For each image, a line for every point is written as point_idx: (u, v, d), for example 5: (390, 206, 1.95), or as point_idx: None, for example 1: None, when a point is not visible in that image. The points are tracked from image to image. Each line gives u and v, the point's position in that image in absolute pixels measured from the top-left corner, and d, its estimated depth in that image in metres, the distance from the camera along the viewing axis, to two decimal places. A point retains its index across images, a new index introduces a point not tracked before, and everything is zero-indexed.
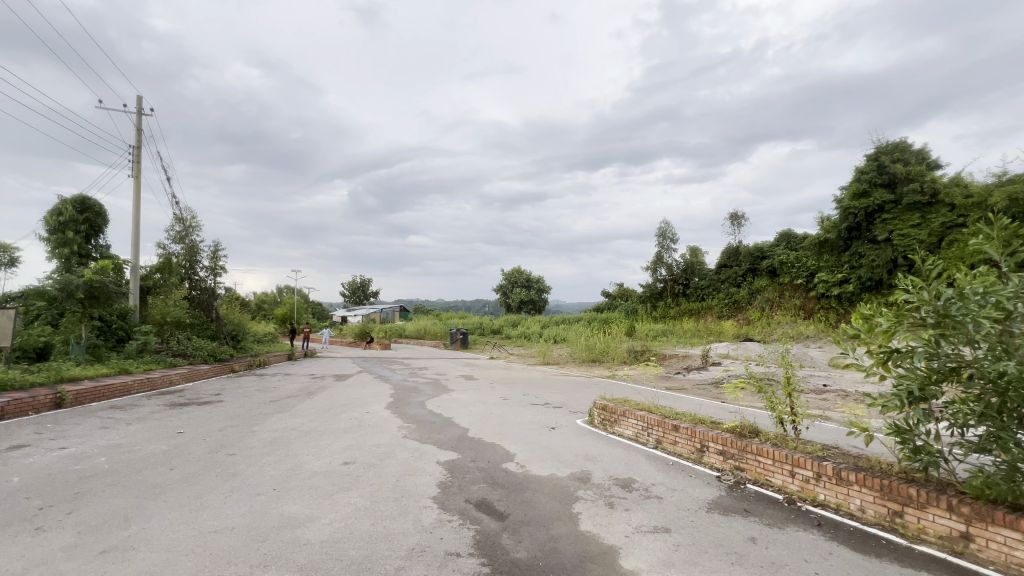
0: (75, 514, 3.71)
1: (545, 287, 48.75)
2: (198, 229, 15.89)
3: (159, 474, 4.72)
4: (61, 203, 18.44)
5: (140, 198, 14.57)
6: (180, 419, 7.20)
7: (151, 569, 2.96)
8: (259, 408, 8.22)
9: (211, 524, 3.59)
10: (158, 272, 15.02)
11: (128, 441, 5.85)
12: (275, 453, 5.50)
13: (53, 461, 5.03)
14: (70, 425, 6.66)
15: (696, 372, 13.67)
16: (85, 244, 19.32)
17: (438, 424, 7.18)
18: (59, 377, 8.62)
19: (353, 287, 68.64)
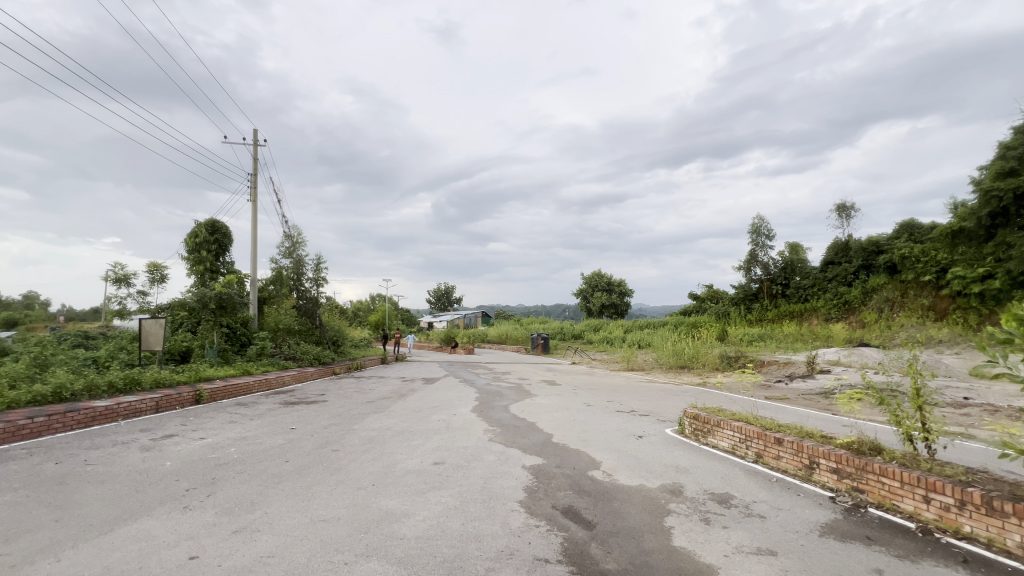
0: (213, 497, 4.27)
1: (627, 291, 47.35)
2: (304, 244, 17.63)
3: (277, 465, 5.28)
4: (197, 226, 21.46)
5: (257, 219, 16.53)
6: (293, 416, 8.01)
7: (273, 550, 3.30)
8: (357, 408, 8.89)
9: (320, 514, 3.93)
10: (272, 283, 16.46)
11: (252, 435, 6.62)
12: (373, 451, 5.90)
13: (195, 449, 5.84)
14: (207, 418, 7.68)
15: (801, 381, 12.41)
16: (215, 262, 22.27)
17: (522, 428, 7.25)
18: (198, 376, 9.99)
19: (438, 295, 71.89)
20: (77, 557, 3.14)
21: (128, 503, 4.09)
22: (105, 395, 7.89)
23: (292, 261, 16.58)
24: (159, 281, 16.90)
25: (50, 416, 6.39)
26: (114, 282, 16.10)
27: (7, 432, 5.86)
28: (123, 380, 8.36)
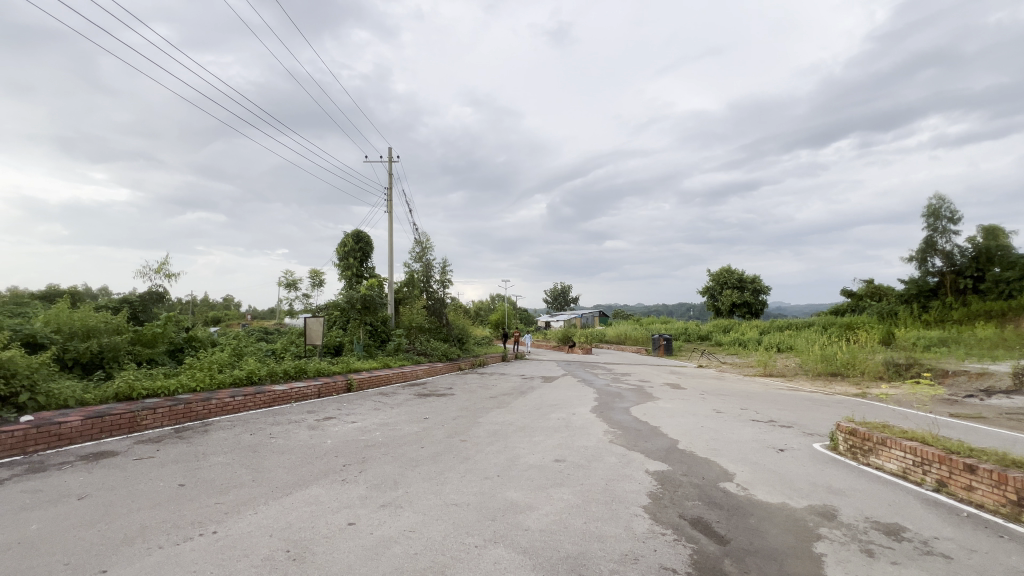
0: (364, 473, 4.88)
1: (762, 287, 42.75)
2: (431, 249, 19.21)
3: (415, 450, 5.84)
4: (345, 237, 24.65)
5: (392, 228, 18.43)
6: (426, 407, 8.80)
7: (414, 526, 3.67)
8: (482, 402, 9.43)
9: (452, 498, 4.26)
10: (405, 286, 18.28)
11: (393, 421, 7.42)
12: (497, 444, 6.20)
13: (349, 431, 6.73)
14: (357, 404, 8.80)
15: (1004, 398, 10.01)
16: (360, 267, 25.30)
17: (645, 432, 7.01)
18: (349, 368, 11.48)
19: (555, 294, 72.75)
20: (267, 512, 3.84)
21: (302, 472, 4.88)
22: (282, 380, 9.50)
23: (422, 265, 18.12)
24: (318, 285, 19.79)
25: (245, 396, 7.89)
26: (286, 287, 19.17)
27: (218, 406, 7.37)
28: (294, 368, 9.96)
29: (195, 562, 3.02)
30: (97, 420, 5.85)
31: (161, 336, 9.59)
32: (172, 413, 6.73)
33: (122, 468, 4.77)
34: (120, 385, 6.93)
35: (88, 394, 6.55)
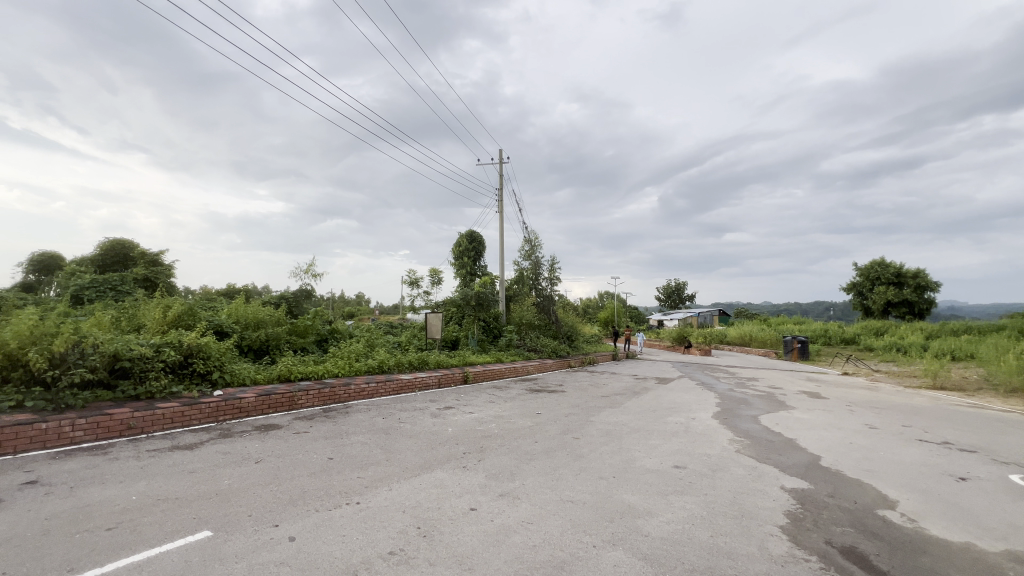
0: (482, 462, 5.11)
1: (928, 282, 35.93)
2: (540, 247, 19.46)
3: (529, 444, 5.96)
4: (460, 237, 26.08)
5: (503, 227, 19.03)
6: (538, 402, 8.94)
7: (532, 518, 3.75)
8: (593, 401, 9.29)
9: (568, 495, 4.26)
10: (516, 283, 18.79)
11: (507, 414, 7.67)
12: (611, 444, 6.06)
13: (467, 421, 7.10)
14: (473, 396, 9.26)
15: None
16: (473, 266, 26.54)
17: (778, 444, 6.31)
18: (465, 361, 12.13)
19: (669, 291, 69.07)
20: (401, 490, 4.22)
21: (428, 456, 5.27)
22: (407, 370, 10.36)
23: (531, 263, 18.39)
24: (436, 282, 21.23)
25: (377, 383, 8.76)
26: (408, 285, 20.83)
27: (355, 391, 8.30)
28: (417, 360, 10.80)
29: (344, 528, 3.42)
30: (266, 397, 6.95)
31: (311, 327, 11.06)
32: (321, 395, 7.73)
33: (285, 440, 5.60)
34: (282, 369, 8.15)
35: (259, 375, 7.81)
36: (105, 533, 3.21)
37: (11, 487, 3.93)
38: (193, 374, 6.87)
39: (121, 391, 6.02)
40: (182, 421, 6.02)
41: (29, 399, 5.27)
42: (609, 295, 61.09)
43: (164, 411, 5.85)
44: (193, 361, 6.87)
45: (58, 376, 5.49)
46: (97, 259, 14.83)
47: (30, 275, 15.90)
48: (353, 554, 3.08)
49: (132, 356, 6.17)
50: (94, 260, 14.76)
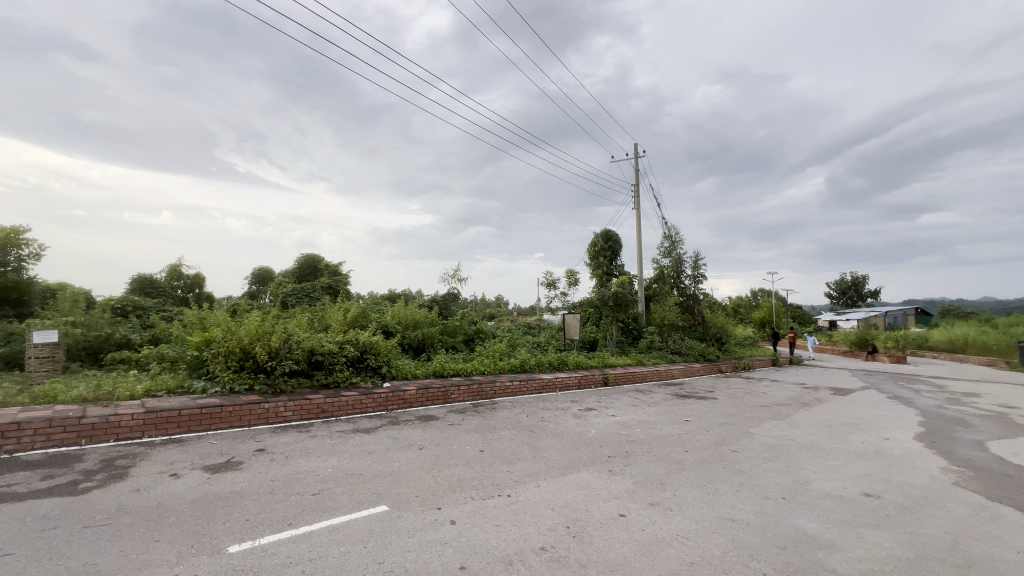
0: (629, 467, 4.95)
1: None
2: (682, 243, 18.26)
3: (679, 452, 5.60)
4: (595, 237, 25.80)
5: (640, 224, 18.30)
6: (686, 409, 8.35)
7: (687, 532, 3.50)
8: (752, 411, 8.35)
9: (728, 512, 3.88)
10: (656, 282, 17.90)
11: (653, 420, 7.31)
12: (777, 461, 5.35)
13: (610, 424, 6.96)
14: (615, 399, 9.04)
15: None
16: (610, 266, 26.01)
17: (1019, 479, 4.90)
18: (604, 363, 11.92)
19: (842, 286, 59.04)
20: (548, 488, 4.30)
21: (573, 456, 5.28)
22: (547, 370, 10.57)
23: (672, 260, 17.35)
24: (573, 283, 21.32)
25: (520, 381, 9.10)
26: (546, 286, 21.25)
27: (501, 388, 8.73)
28: (557, 360, 10.95)
29: (498, 518, 3.60)
30: (425, 390, 7.72)
31: (459, 328, 11.97)
32: (470, 390, 8.31)
33: (442, 430, 6.14)
34: (437, 365, 8.97)
35: (418, 370, 8.71)
36: (310, 497, 3.88)
37: (248, 452, 5.01)
38: (368, 367, 7.95)
39: (316, 380, 7.25)
40: (361, 408, 7.01)
41: (257, 383, 6.66)
42: (760, 295, 55.11)
43: (347, 398, 6.88)
44: (368, 357, 7.93)
45: (275, 366, 6.84)
46: (297, 271, 18.15)
47: (254, 286, 20.14)
48: (508, 544, 3.22)
49: (324, 351, 7.38)
50: (295, 273, 18.12)
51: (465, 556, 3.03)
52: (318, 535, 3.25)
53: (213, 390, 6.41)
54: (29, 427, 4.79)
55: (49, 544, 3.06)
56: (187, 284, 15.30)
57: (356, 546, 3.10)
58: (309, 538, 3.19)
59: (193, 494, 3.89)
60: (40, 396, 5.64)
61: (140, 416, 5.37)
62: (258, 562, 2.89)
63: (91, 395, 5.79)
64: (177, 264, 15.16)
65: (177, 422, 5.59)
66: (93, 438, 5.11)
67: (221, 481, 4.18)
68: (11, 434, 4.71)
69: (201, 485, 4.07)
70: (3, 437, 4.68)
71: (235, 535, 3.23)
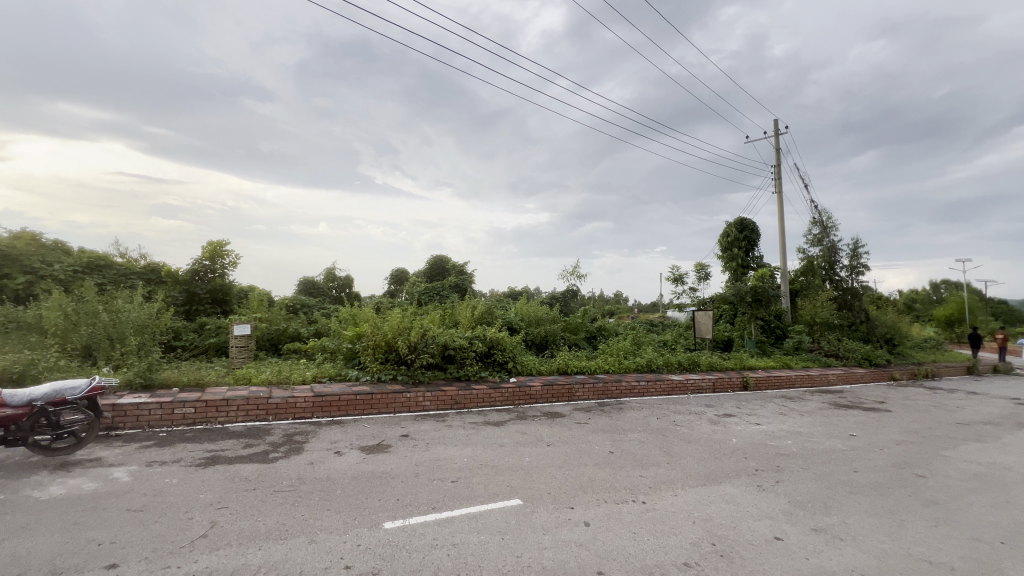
0: (783, 484, 4.38)
1: None
2: (837, 228, 15.79)
3: (846, 472, 4.80)
4: (727, 227, 23.54)
5: (782, 209, 16.25)
6: (851, 421, 7.16)
7: (865, 569, 2.96)
8: (944, 429, 6.84)
9: (922, 552, 3.20)
10: (803, 275, 15.76)
11: (808, 432, 6.40)
12: (988, 495, 4.28)
13: (755, 433, 6.27)
14: (758, 406, 8.13)
15: None
16: (746, 258, 23.52)
17: None
18: (742, 365, 10.83)
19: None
20: (686, 498, 4.00)
21: (713, 466, 4.86)
22: (676, 371, 9.93)
23: (824, 249, 15.13)
24: (703, 278, 19.76)
25: (647, 382, 8.68)
26: (671, 282, 20.07)
27: (627, 388, 8.43)
28: (688, 360, 10.23)
29: (634, 525, 3.44)
30: (549, 387, 7.77)
31: (581, 325, 11.86)
32: (595, 389, 8.16)
33: (569, 428, 6.12)
34: (560, 362, 8.98)
35: (542, 366, 8.81)
36: (450, 484, 4.13)
37: (395, 437, 5.53)
38: (495, 362, 8.25)
39: (449, 373, 7.74)
40: (490, 401, 7.31)
41: (400, 373, 7.33)
42: (943, 288, 45.47)
43: (477, 391, 7.23)
44: (494, 352, 8.23)
45: (414, 358, 7.46)
46: (428, 271, 19.70)
47: (392, 285, 22.38)
48: (647, 554, 3.05)
49: (455, 346, 7.82)
50: (427, 273, 19.68)
51: (601, 561, 2.94)
52: (459, 521, 3.43)
53: (365, 378, 7.23)
54: (234, 404, 5.89)
55: (251, 502, 3.70)
56: (340, 285, 17.53)
57: (494, 537, 3.20)
58: (451, 523, 3.39)
59: (354, 471, 4.40)
60: (240, 378, 6.90)
61: (310, 398, 6.27)
62: (409, 540, 3.14)
63: (275, 379, 6.91)
64: (332, 267, 17.46)
65: (338, 405, 6.41)
66: (277, 415, 6.09)
67: (375, 462, 4.67)
68: (222, 408, 5.83)
69: (359, 464, 4.59)
70: (217, 411, 5.81)
71: (388, 512, 3.56)
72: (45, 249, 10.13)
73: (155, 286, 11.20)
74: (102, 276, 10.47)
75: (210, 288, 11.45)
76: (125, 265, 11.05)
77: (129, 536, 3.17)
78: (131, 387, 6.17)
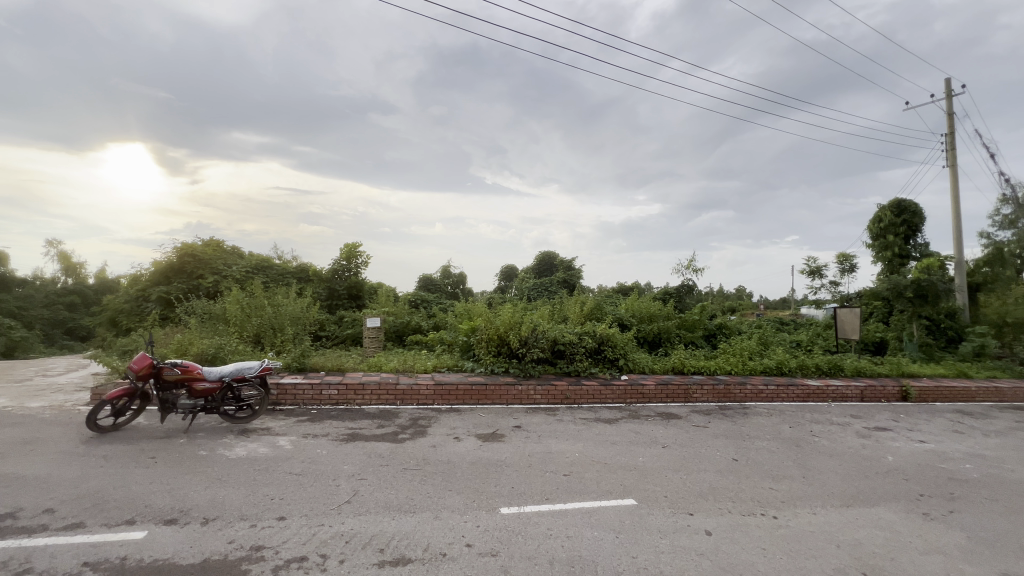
0: (958, 516, 3.67)
1: None
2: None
3: None
4: (880, 210, 20.21)
5: (957, 186, 13.49)
6: None
7: None
8: None
9: None
10: (988, 265, 12.95)
11: (995, 456, 5.26)
12: None
13: (918, 451, 5.33)
14: (922, 420, 6.88)
15: None
16: (905, 246, 19.95)
17: None
18: (900, 371, 9.25)
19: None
20: (828, 518, 3.56)
21: (862, 485, 4.24)
22: (814, 376, 8.82)
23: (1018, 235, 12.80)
24: (849, 271, 17.21)
25: (777, 386, 7.85)
26: (805, 275, 17.84)
27: (753, 392, 7.73)
28: (828, 364, 9.02)
29: (763, 541, 3.17)
30: (664, 386, 7.43)
31: (699, 322, 11.11)
32: (715, 391, 7.62)
33: (686, 431, 5.80)
34: (675, 361, 8.52)
35: (656, 365, 8.45)
36: (562, 477, 4.18)
37: (508, 427, 5.75)
38: (605, 359, 8.11)
39: (560, 368, 7.79)
40: (600, 398, 7.23)
41: (511, 366, 7.58)
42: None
43: (588, 387, 7.19)
44: (605, 349, 8.08)
45: (525, 352, 7.65)
46: (537, 267, 19.99)
47: (502, 282, 23.18)
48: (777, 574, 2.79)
49: (564, 341, 7.84)
50: (535, 269, 20.02)
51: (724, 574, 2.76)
52: (572, 514, 3.46)
53: (480, 370, 7.62)
54: (369, 388, 6.61)
55: (385, 476, 4.14)
56: (455, 281, 18.64)
57: (608, 534, 3.17)
58: (565, 516, 3.43)
59: (472, 457, 4.68)
60: (373, 365, 7.71)
61: (432, 387, 6.78)
62: (524, 527, 3.26)
63: (401, 367, 7.61)
64: (448, 265, 18.60)
65: (455, 394, 6.84)
66: (404, 400, 6.70)
67: (490, 449, 4.91)
68: (359, 391, 6.58)
69: (475, 450, 4.87)
70: (355, 393, 6.58)
71: (504, 498, 3.72)
72: (226, 254, 12.34)
73: (305, 283, 13.00)
74: (267, 275, 12.44)
75: (347, 285, 12.96)
76: (283, 267, 13.00)
77: (293, 494, 3.75)
78: (289, 369, 7.26)
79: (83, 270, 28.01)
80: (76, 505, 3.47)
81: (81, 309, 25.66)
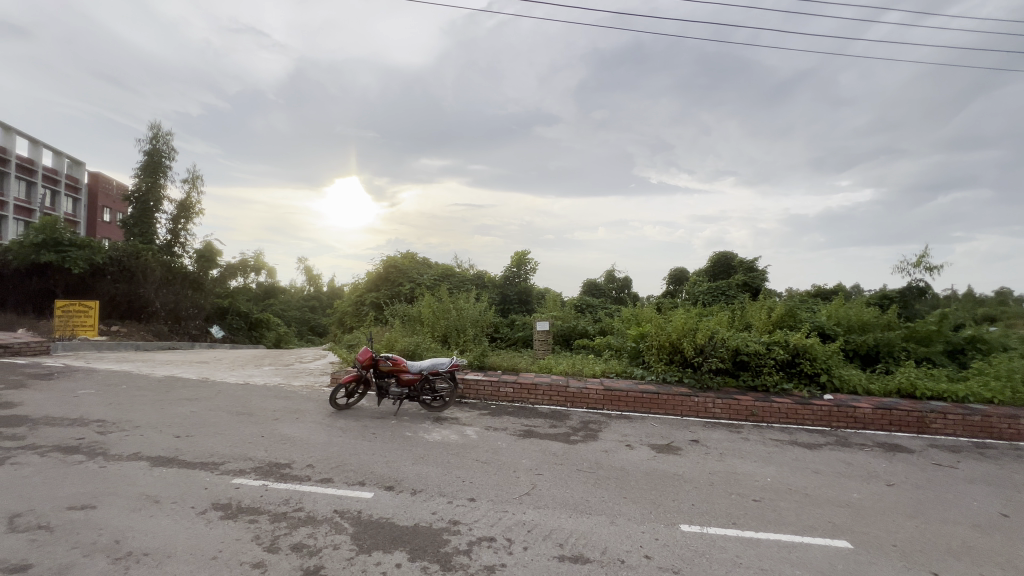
0: None
1: None
2: None
3: None
4: None
5: None
6: None
7: None
8: None
9: None
10: None
11: None
12: None
13: None
14: None
15: None
16: None
17: None
18: None
19: None
20: None
21: None
22: None
23: None
24: None
25: None
26: None
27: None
28: None
29: None
30: (886, 411, 6.09)
31: (937, 334, 8.78)
32: (966, 424, 5.94)
33: (922, 469, 4.65)
34: (902, 381, 6.91)
35: (872, 384, 6.98)
36: (752, 502, 3.77)
37: (685, 440, 5.42)
38: (802, 374, 7.01)
39: (743, 381, 7.01)
40: (797, 418, 6.28)
41: (686, 376, 7.12)
42: None
43: (780, 405, 6.32)
44: (801, 361, 6.99)
45: (702, 361, 7.10)
46: (710, 269, 18.33)
47: (670, 286, 21.89)
48: None
49: (749, 351, 7.01)
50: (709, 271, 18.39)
51: None
52: (766, 546, 3.09)
53: (650, 378, 7.34)
54: (541, 388, 6.94)
55: (561, 475, 4.29)
56: (620, 286, 18.30)
57: None
58: (759, 546, 3.09)
59: (646, 467, 4.54)
60: (544, 367, 8.07)
61: (601, 391, 6.79)
62: (709, 549, 3.03)
63: (571, 370, 7.80)
64: (612, 270, 18.38)
65: (626, 401, 6.72)
66: (574, 403, 6.85)
67: (665, 461, 4.70)
68: (532, 391, 6.97)
69: (649, 461, 4.71)
70: (529, 393, 6.98)
71: (685, 515, 3.52)
72: (419, 266, 14.33)
73: (481, 289, 14.29)
74: (450, 282, 14.06)
75: (517, 290, 13.82)
76: (463, 275, 14.55)
77: (481, 480, 4.17)
78: (471, 367, 8.08)
79: (320, 279, 35.67)
80: (326, 464, 4.46)
81: (319, 310, 32.79)
